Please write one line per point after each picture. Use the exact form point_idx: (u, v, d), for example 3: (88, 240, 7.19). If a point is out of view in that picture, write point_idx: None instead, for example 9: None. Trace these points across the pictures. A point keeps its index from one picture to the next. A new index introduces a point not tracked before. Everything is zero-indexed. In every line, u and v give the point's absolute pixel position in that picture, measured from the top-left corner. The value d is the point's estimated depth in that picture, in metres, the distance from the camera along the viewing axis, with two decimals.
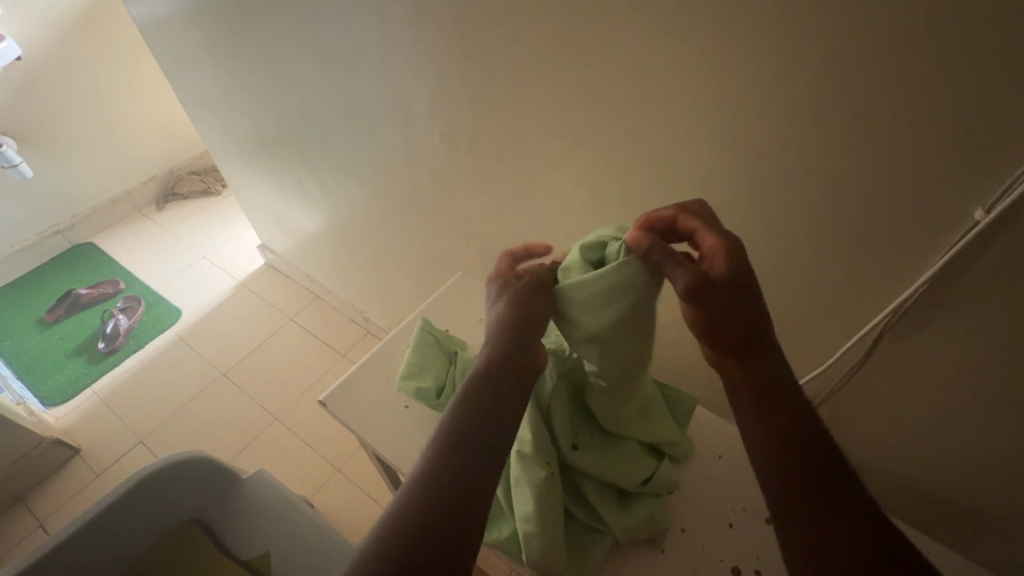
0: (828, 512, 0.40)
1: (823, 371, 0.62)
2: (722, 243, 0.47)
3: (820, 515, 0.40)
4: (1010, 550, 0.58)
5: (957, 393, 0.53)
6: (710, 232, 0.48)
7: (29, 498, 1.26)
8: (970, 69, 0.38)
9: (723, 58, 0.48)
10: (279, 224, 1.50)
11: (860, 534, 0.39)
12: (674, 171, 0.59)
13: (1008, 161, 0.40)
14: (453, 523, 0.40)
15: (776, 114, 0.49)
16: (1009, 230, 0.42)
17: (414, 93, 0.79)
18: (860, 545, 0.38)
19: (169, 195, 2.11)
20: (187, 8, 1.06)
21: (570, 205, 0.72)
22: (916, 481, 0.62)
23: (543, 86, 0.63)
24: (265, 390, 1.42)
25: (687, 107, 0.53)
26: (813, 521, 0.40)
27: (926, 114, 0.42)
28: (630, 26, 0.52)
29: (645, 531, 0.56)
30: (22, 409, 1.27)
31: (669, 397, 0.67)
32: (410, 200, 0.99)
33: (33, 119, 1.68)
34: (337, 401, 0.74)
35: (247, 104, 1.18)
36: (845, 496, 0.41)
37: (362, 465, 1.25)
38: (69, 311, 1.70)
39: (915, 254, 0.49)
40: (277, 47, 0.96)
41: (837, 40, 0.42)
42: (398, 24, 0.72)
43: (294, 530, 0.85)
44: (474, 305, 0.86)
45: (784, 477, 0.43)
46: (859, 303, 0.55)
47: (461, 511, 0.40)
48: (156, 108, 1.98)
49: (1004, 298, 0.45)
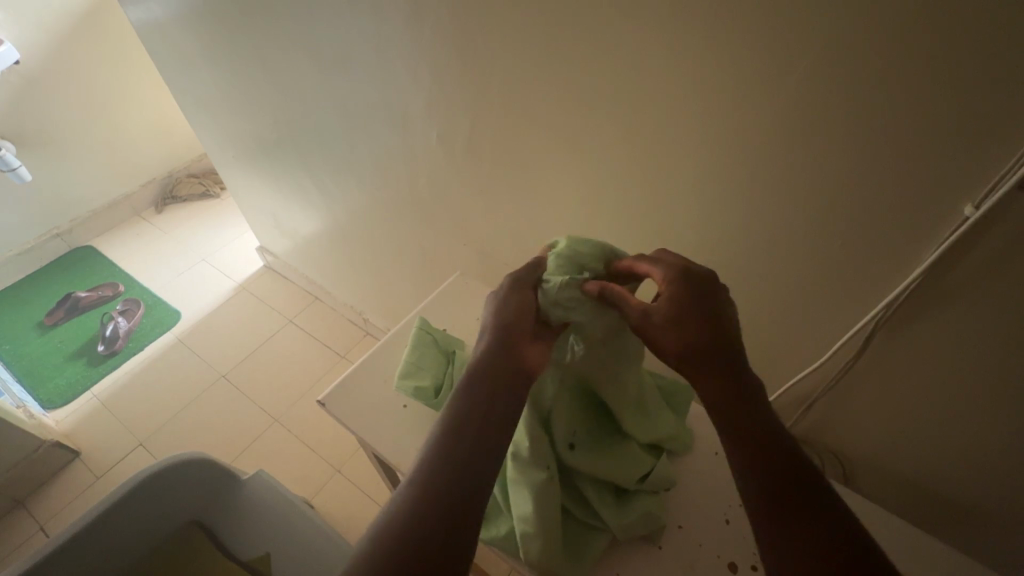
0: (796, 518, 0.40)
1: (818, 367, 0.63)
2: (669, 273, 0.50)
3: (789, 522, 0.40)
4: (1006, 544, 0.58)
5: (950, 388, 0.53)
6: (660, 265, 0.51)
7: (29, 501, 1.26)
8: (957, 66, 0.39)
9: (714, 58, 0.49)
10: (278, 226, 1.50)
11: (829, 540, 0.39)
12: (667, 170, 0.59)
13: (997, 156, 0.41)
14: (453, 517, 0.40)
15: (767, 112, 0.49)
16: (998, 225, 0.43)
17: (410, 94, 0.80)
18: (826, 552, 0.38)
19: (168, 198, 2.12)
20: (184, 12, 1.07)
21: (566, 204, 0.73)
22: (912, 477, 0.63)
23: (538, 87, 0.63)
24: (265, 391, 1.43)
25: (680, 107, 0.54)
26: (781, 528, 0.40)
27: (915, 111, 0.42)
28: (621, 27, 0.52)
29: (642, 528, 0.56)
30: (22, 412, 1.27)
31: (666, 393, 0.68)
32: (407, 201, 0.99)
33: (31, 123, 1.68)
34: (336, 401, 0.74)
35: (245, 107, 1.18)
36: (811, 500, 0.41)
37: (362, 465, 1.25)
38: (68, 315, 1.70)
39: (906, 250, 0.49)
40: (274, 50, 0.96)
41: (825, 39, 0.43)
42: (393, 26, 0.73)
43: (294, 530, 0.85)
44: (472, 305, 0.87)
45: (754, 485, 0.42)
46: (852, 299, 0.55)
47: (460, 507, 0.41)
48: (154, 111, 1.98)
49: (994, 292, 0.46)
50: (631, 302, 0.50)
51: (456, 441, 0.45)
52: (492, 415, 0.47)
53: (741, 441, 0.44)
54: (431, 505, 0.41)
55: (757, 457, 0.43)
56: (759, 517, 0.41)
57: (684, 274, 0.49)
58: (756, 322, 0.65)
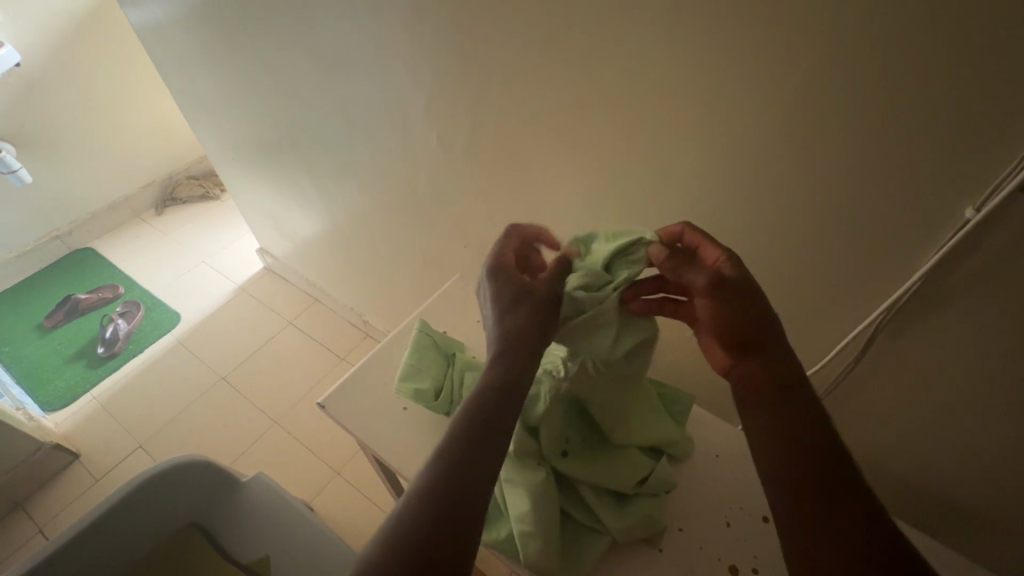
0: (837, 509, 0.40)
1: (819, 370, 0.62)
2: (723, 256, 0.49)
3: (828, 513, 0.40)
4: (1008, 548, 0.58)
5: (951, 391, 0.53)
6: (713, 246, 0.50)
7: (28, 503, 1.26)
8: (959, 68, 0.39)
9: (714, 61, 0.49)
10: (278, 228, 1.50)
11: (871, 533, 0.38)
12: (668, 172, 0.59)
13: (997, 159, 0.41)
14: (456, 522, 0.40)
15: (767, 114, 0.49)
16: (998, 228, 0.43)
17: (410, 97, 0.80)
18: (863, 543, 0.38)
19: (168, 199, 2.12)
20: (185, 14, 1.07)
21: (566, 207, 0.73)
22: (914, 480, 0.62)
23: (538, 89, 0.63)
24: (265, 393, 1.42)
25: (681, 109, 0.54)
26: (820, 518, 0.40)
27: (916, 113, 0.42)
28: (621, 30, 0.52)
29: (643, 531, 0.56)
30: (21, 414, 1.27)
31: (666, 396, 0.68)
32: (408, 204, 0.99)
33: (31, 125, 1.68)
34: (337, 403, 0.74)
35: (245, 109, 1.18)
36: (845, 499, 0.40)
37: (362, 468, 1.25)
38: (68, 316, 1.70)
39: (908, 252, 0.49)
40: (275, 52, 0.96)
41: (825, 42, 0.43)
42: (394, 28, 0.73)
43: (293, 533, 0.85)
44: (472, 307, 0.87)
45: (792, 477, 0.42)
46: (853, 302, 0.55)
47: (463, 514, 0.41)
48: (154, 113, 1.98)
49: (995, 295, 0.46)
50: (693, 274, 0.49)
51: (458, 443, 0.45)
52: (497, 417, 0.47)
53: (777, 432, 0.44)
54: (434, 511, 0.40)
55: (794, 446, 0.43)
56: (788, 513, 0.41)
57: (733, 262, 0.49)
58: None
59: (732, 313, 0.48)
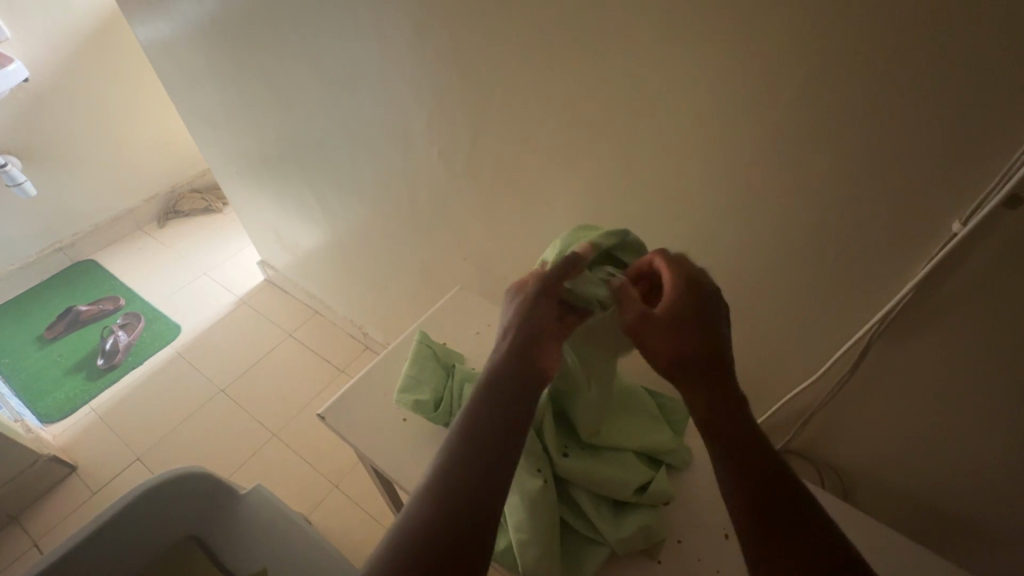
0: (773, 523, 0.40)
1: (813, 382, 0.63)
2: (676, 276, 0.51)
3: (765, 529, 0.40)
4: (1007, 561, 0.58)
5: (945, 401, 0.54)
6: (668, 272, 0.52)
7: (25, 516, 1.26)
8: (942, 86, 0.40)
9: (706, 79, 0.51)
10: (279, 240, 1.51)
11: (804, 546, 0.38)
12: (663, 187, 0.60)
13: (984, 172, 0.42)
14: (465, 515, 0.40)
15: (757, 131, 0.50)
16: (987, 240, 0.44)
17: (411, 113, 0.82)
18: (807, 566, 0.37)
19: (170, 212, 2.13)
20: (192, 32, 1.09)
21: (563, 221, 0.74)
22: (912, 494, 0.62)
23: (536, 107, 0.65)
24: (264, 407, 1.42)
25: (674, 126, 0.55)
26: (755, 529, 0.40)
27: (908, 126, 0.43)
28: (616, 51, 0.54)
29: (642, 541, 0.56)
30: (20, 426, 1.27)
31: (662, 405, 0.68)
32: (408, 216, 1.00)
33: (39, 138, 1.70)
34: (337, 415, 0.75)
35: (248, 123, 1.20)
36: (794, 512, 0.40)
37: (361, 481, 1.25)
38: (69, 328, 1.71)
39: (899, 265, 0.50)
40: (278, 68, 0.98)
41: (812, 61, 0.44)
42: (397, 47, 0.75)
43: (290, 548, 0.84)
44: (472, 320, 0.88)
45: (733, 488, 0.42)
46: (846, 314, 0.56)
47: (483, 518, 0.40)
48: (159, 127, 2.00)
49: (985, 306, 0.46)
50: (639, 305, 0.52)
51: (491, 446, 0.45)
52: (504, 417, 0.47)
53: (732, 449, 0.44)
54: (447, 504, 0.41)
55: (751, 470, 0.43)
56: (749, 527, 0.40)
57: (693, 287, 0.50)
58: (754, 338, 0.65)
59: (677, 339, 0.48)
